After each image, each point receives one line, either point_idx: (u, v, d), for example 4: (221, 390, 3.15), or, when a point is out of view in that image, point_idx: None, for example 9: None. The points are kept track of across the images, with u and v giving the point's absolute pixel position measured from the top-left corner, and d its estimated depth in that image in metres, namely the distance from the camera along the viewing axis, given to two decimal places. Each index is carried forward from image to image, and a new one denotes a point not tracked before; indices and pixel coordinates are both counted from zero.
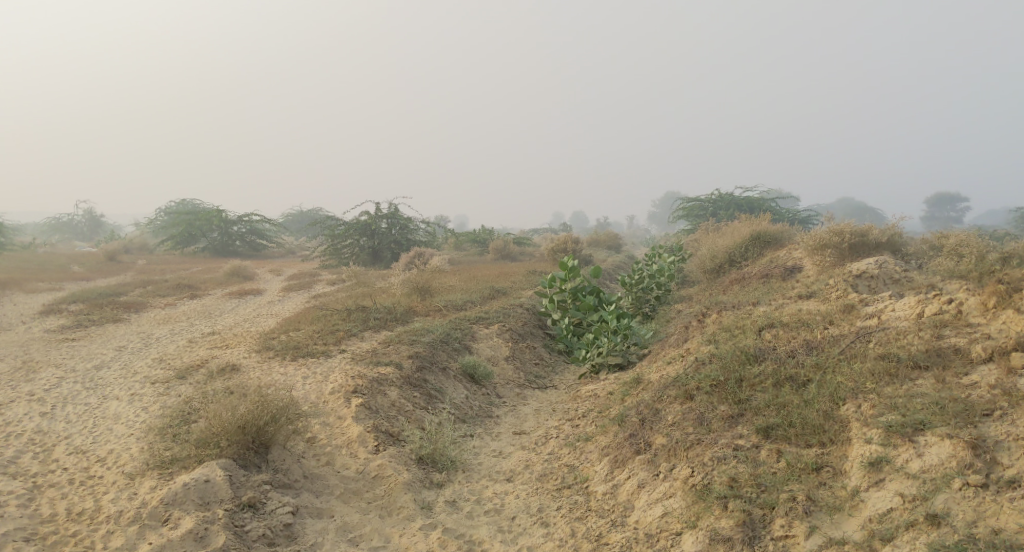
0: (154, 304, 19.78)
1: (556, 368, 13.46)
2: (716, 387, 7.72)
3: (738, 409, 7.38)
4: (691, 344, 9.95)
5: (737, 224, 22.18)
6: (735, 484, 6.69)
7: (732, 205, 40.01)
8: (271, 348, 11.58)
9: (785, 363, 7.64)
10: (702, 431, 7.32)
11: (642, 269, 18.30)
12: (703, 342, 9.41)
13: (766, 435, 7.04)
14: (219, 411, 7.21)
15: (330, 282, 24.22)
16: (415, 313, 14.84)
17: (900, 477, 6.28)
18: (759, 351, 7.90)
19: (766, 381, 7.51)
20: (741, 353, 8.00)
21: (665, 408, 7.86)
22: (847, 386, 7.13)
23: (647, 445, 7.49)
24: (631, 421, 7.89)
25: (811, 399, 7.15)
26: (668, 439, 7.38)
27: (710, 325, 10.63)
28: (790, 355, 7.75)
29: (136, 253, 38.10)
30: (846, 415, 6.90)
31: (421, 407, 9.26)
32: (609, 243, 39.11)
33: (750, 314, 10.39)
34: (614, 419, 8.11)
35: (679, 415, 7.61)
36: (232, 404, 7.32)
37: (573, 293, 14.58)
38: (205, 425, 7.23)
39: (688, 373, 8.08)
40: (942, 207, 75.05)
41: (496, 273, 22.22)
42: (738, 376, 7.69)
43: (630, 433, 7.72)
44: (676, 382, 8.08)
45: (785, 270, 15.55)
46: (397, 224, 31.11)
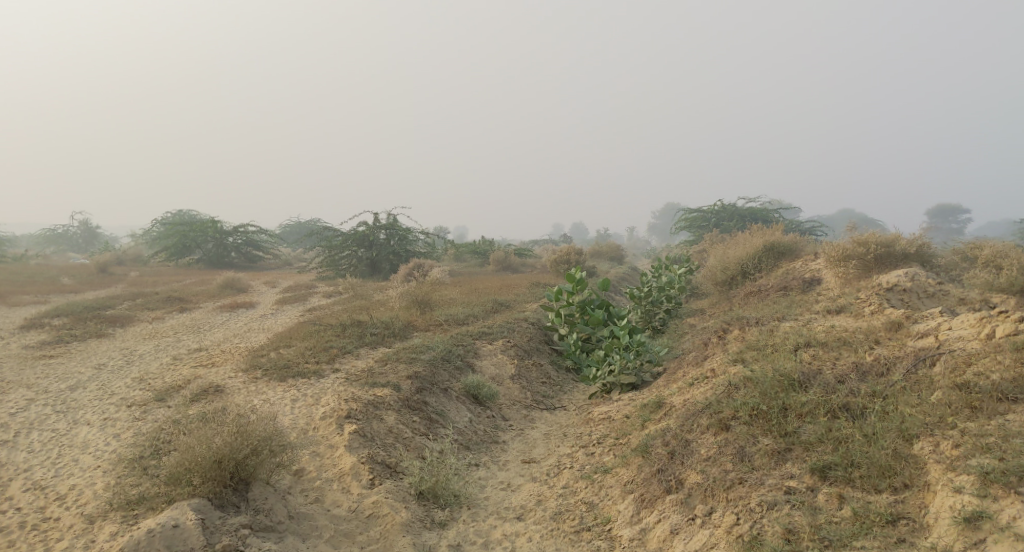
0: (142, 318, 18.97)
1: (565, 386, 12.68)
2: (757, 416, 6.95)
3: (785, 443, 6.64)
4: (715, 364, 9.17)
5: (747, 234, 21.46)
6: (794, 536, 5.99)
7: (736, 215, 39.33)
8: (259, 367, 10.78)
9: (835, 391, 6.88)
10: (744, 468, 6.58)
11: (650, 281, 17.54)
12: (731, 362, 8.63)
13: (823, 475, 6.31)
14: (193, 444, 6.42)
15: (327, 295, 23.43)
16: (415, 328, 14.04)
17: (1007, 539, 5.49)
18: (803, 376, 7.11)
19: (816, 411, 6.76)
20: (782, 377, 7.19)
21: (696, 439, 7.07)
22: (918, 420, 6.36)
23: (679, 484, 6.73)
24: (656, 453, 7.11)
25: (874, 435, 6.41)
26: (704, 478, 6.63)
27: (734, 343, 9.87)
28: (841, 381, 6.99)
29: (129, 265, 37.31)
30: (922, 456, 6.16)
31: (421, 434, 8.47)
32: (611, 254, 38.50)
33: (778, 331, 9.64)
34: (637, 449, 7.33)
35: (714, 449, 6.85)
36: (207, 435, 6.50)
37: (581, 307, 13.81)
38: (177, 459, 6.44)
39: (720, 399, 7.28)
40: (943, 218, 74.60)
41: (497, 285, 21.43)
42: (781, 403, 6.91)
43: (657, 468, 6.94)
44: (706, 409, 7.26)
45: (805, 283, 14.79)
46: (395, 235, 30.34)
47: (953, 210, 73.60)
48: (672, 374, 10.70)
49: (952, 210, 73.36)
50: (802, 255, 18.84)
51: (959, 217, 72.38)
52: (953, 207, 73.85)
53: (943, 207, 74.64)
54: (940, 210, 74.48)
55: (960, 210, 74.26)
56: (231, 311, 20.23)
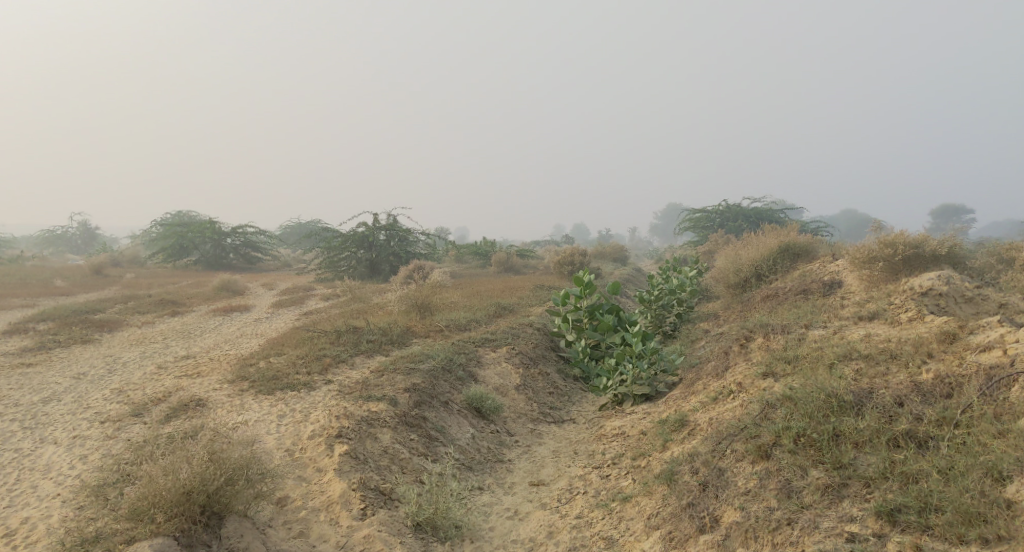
0: (132, 323, 18.19)
1: (573, 397, 11.92)
2: (802, 442, 6.32)
3: (840, 477, 6.02)
4: (740, 378, 8.44)
5: (761, 234, 20.72)
6: None
7: (741, 215, 38.52)
8: (245, 377, 10.02)
9: (894, 416, 6.22)
10: (793, 506, 5.98)
11: (661, 284, 16.77)
12: (759, 376, 7.91)
13: (892, 520, 5.71)
14: (158, 474, 5.69)
15: (325, 298, 22.69)
16: (414, 335, 13.27)
17: None
18: (855, 397, 6.42)
19: (875, 440, 6.12)
20: (827, 397, 6.51)
21: (731, 468, 6.43)
22: (1010, 457, 5.67)
23: (714, 522, 6.13)
24: (685, 484, 6.48)
25: (954, 470, 5.77)
26: (744, 517, 6.03)
27: (761, 356, 9.16)
28: (899, 403, 6.31)
29: (125, 267, 36.55)
30: (1015, 500, 5.50)
31: (420, 455, 7.72)
32: (614, 255, 37.76)
33: (808, 341, 8.91)
34: (662, 476, 6.70)
35: (755, 482, 6.23)
36: (173, 463, 5.79)
37: (589, 312, 13.05)
38: (140, 490, 5.72)
39: (756, 421, 6.64)
40: (946, 217, 73.92)
41: (500, 288, 20.63)
42: (831, 428, 6.28)
43: (689, 502, 6.33)
44: (742, 433, 6.63)
45: (826, 287, 14.04)
46: (395, 236, 29.58)
47: (956, 209, 72.96)
48: (691, 388, 9.95)
49: (955, 209, 72.77)
50: (819, 256, 18.09)
51: (962, 216, 71.71)
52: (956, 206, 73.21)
53: (946, 206, 73.93)
54: (944, 209, 73.78)
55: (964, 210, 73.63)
56: (224, 315, 19.46)
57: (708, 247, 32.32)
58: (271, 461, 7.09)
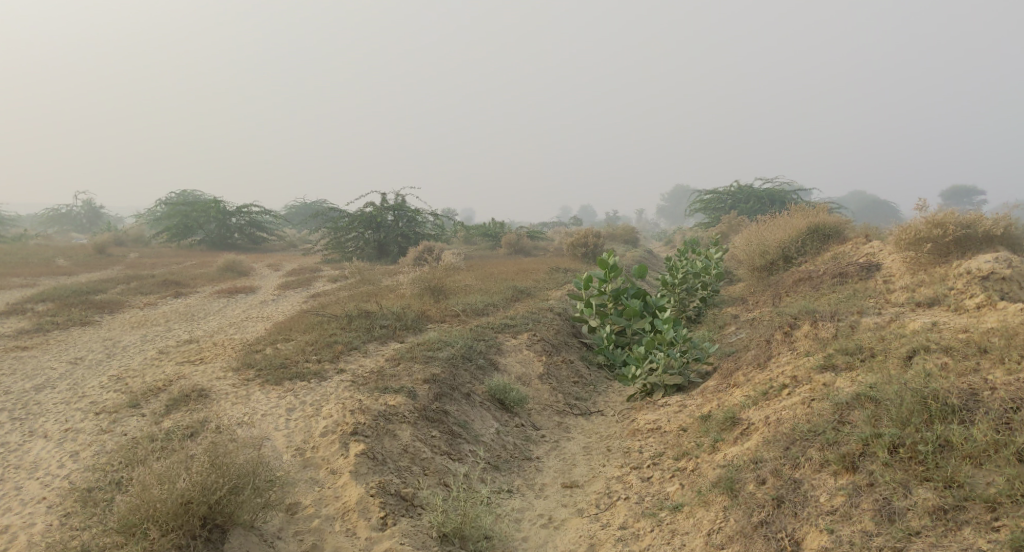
0: (134, 304, 17.49)
1: (598, 387, 11.20)
2: (900, 454, 5.76)
3: (955, 500, 5.45)
4: (794, 371, 7.75)
5: (787, 215, 19.98)
6: None
7: (753, 196, 37.70)
8: (251, 365, 9.31)
9: (1007, 423, 5.64)
10: (898, 532, 5.44)
11: (684, 266, 16.01)
12: (817, 370, 7.22)
13: None
14: (152, 483, 5.19)
15: (333, 280, 21.96)
16: (429, 320, 12.55)
17: None
18: (960, 402, 5.84)
19: (988, 452, 5.54)
20: (924, 401, 5.91)
21: (813, 482, 5.90)
22: None
23: (795, 545, 5.63)
24: (754, 498, 5.95)
25: None
26: (832, 541, 5.54)
27: (813, 349, 8.51)
28: (1013, 409, 5.71)
29: (129, 247, 35.84)
30: None
31: (442, 454, 7.03)
32: (625, 237, 37.02)
33: (864, 330, 8.23)
34: (720, 486, 6.21)
35: (844, 500, 5.71)
36: (169, 471, 5.29)
37: (614, 296, 12.33)
38: (130, 500, 5.21)
39: (837, 429, 6.08)
40: (958, 199, 72.77)
41: (514, 271, 19.86)
42: (936, 438, 5.71)
43: (762, 519, 5.82)
44: (821, 441, 6.08)
45: (864, 272, 13.28)
46: (404, 216, 28.82)
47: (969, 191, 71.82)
48: (732, 381, 9.24)
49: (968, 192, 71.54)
50: (849, 238, 17.31)
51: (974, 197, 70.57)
52: (969, 188, 72.05)
53: (958, 188, 72.73)
54: (955, 191, 72.65)
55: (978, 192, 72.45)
56: (229, 297, 18.74)
57: (722, 230, 31.58)
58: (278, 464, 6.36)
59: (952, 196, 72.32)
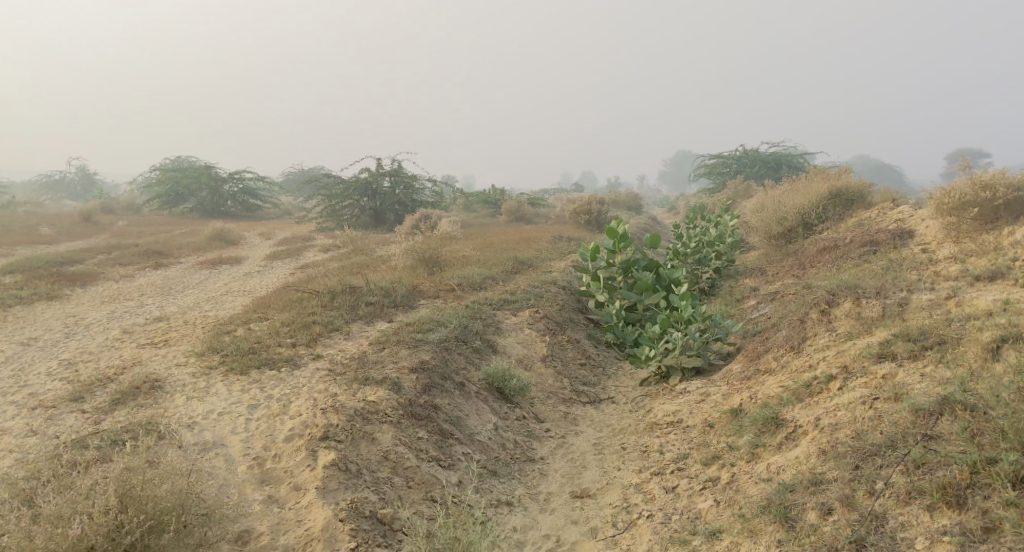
0: (109, 275, 16.31)
1: (607, 369, 10.12)
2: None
3: None
4: (843, 359, 6.68)
5: (805, 180, 18.81)
6: None
7: (760, 160, 36.42)
8: (217, 349, 8.19)
9: None
10: None
11: (696, 235, 14.84)
12: (872, 360, 6.13)
13: None
14: (41, 529, 4.46)
15: (324, 249, 20.79)
16: (422, 296, 11.42)
17: None
18: None
19: None
20: None
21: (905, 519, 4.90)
22: None
23: None
24: (807, 532, 5.05)
25: None
26: None
27: (860, 335, 7.47)
28: None
29: (119, 214, 34.56)
30: None
31: (430, 460, 5.96)
32: (629, 204, 35.85)
33: (920, 312, 7.18)
34: (770, 512, 5.26)
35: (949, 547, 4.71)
36: (62, 511, 4.55)
37: (624, 269, 11.23)
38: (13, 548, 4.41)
39: (933, 452, 5.06)
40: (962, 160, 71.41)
41: (515, 240, 18.66)
42: None
43: None
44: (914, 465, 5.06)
45: (896, 240, 12.13)
46: (401, 182, 27.62)
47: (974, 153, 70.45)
48: (762, 368, 8.14)
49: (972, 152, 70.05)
50: (875, 203, 16.13)
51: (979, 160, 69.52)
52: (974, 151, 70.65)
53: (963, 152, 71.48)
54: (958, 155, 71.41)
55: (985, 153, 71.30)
56: (212, 267, 17.56)
57: (729, 195, 30.38)
58: (220, 497, 5.11)
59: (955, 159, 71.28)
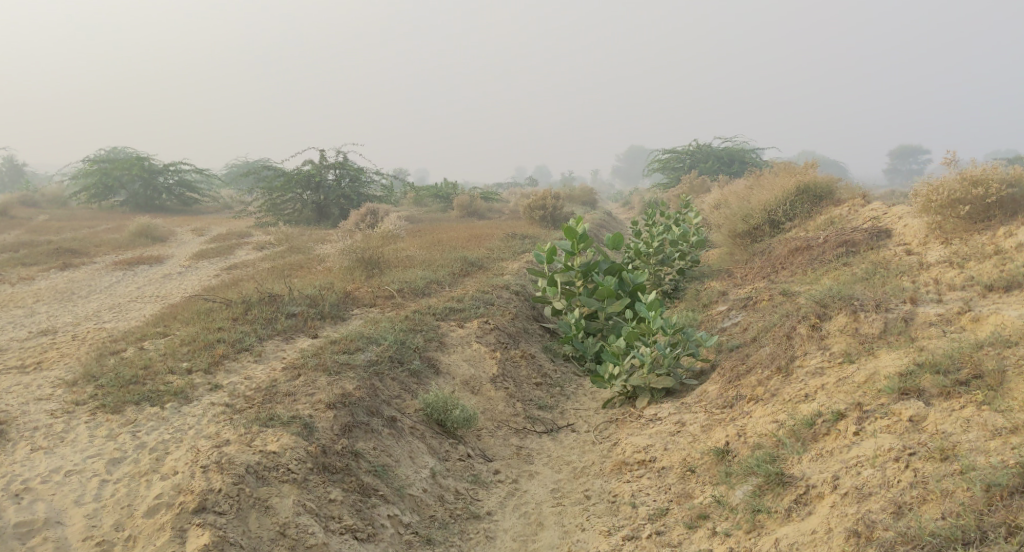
0: (8, 277, 14.49)
1: (565, 389, 8.91)
2: None
3: None
4: (849, 392, 5.58)
5: (770, 175, 17.83)
6: None
7: (713, 154, 35.66)
8: (94, 377, 6.73)
9: None
10: None
11: (659, 232, 13.70)
12: (900, 403, 5.19)
13: None
14: None
15: (258, 246, 19.15)
16: (355, 304, 10.04)
17: None
18: None
19: None
20: None
21: None
22: None
23: None
24: None
25: None
26: None
27: (861, 359, 6.40)
28: None
29: (43, 207, 32.16)
30: None
31: (342, 533, 4.96)
32: (583, 199, 34.76)
33: (932, 338, 6.14)
34: None
35: None
36: None
37: (584, 273, 10.02)
38: None
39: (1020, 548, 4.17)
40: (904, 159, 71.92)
41: (465, 237, 17.33)
42: None
43: None
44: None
45: (875, 241, 11.14)
46: (347, 175, 26.09)
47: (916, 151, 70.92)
48: (746, 395, 7.01)
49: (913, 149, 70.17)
50: (844, 199, 15.20)
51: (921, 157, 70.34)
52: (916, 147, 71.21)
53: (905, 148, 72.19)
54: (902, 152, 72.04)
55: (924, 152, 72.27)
56: (129, 269, 15.82)
57: (685, 190, 29.48)
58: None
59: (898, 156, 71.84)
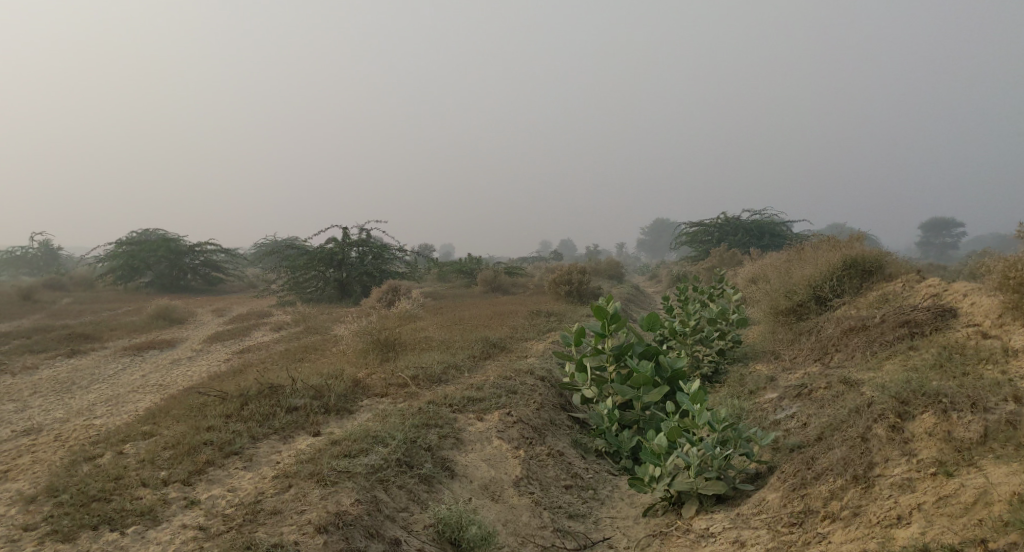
0: (11, 366, 13.76)
1: (599, 492, 7.73)
2: None
3: None
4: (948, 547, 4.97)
5: (811, 248, 16.81)
6: None
7: (741, 227, 34.72)
8: (55, 492, 5.81)
9: None
10: None
11: (696, 310, 12.65)
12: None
13: None
14: None
15: (275, 327, 18.40)
16: (367, 394, 9.08)
17: None
18: None
19: None
20: None
21: None
22: None
23: None
24: None
25: None
26: None
27: (961, 483, 5.37)
28: None
29: (66, 289, 31.84)
30: None
31: None
32: (610, 272, 33.83)
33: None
34: None
35: None
36: None
37: (616, 356, 8.99)
38: None
39: None
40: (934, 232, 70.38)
41: (489, 315, 16.40)
42: None
43: None
44: None
45: (942, 320, 10.04)
46: (370, 252, 25.52)
47: (947, 222, 69.46)
48: (819, 512, 5.92)
49: (945, 220, 68.61)
50: (896, 274, 14.10)
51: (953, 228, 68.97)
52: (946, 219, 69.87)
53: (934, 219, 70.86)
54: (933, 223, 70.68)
55: (956, 224, 70.93)
56: (137, 354, 15.04)
57: (715, 264, 28.46)
58: None
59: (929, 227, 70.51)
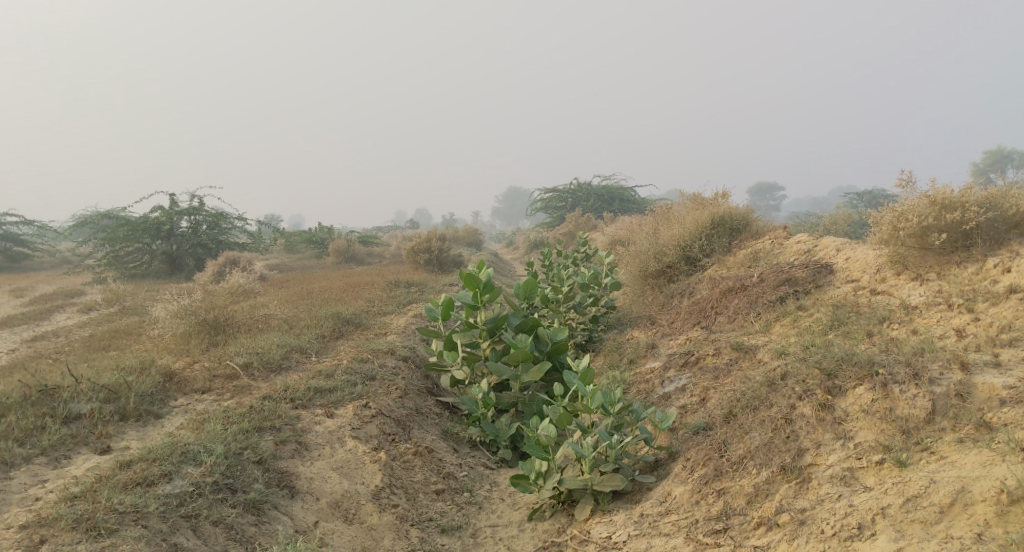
0: None
1: (476, 495, 6.42)
2: None
3: None
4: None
5: (676, 208, 16.13)
6: None
7: (593, 192, 34.32)
8: None
9: None
10: None
11: (568, 274, 11.51)
12: None
13: None
14: None
15: (85, 309, 15.82)
16: (182, 391, 7.31)
17: None
18: None
19: None
20: None
21: None
22: None
23: None
24: None
25: None
26: None
27: (923, 478, 4.54)
28: None
29: None
30: None
31: None
32: (467, 239, 32.51)
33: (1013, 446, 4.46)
34: None
35: None
36: None
37: (490, 332, 7.67)
38: None
39: None
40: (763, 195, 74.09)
41: (340, 287, 14.67)
42: None
43: None
44: None
45: (826, 275, 9.41)
46: (204, 221, 22.90)
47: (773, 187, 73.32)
48: (747, 516, 4.87)
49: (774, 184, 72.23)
50: (763, 232, 13.55)
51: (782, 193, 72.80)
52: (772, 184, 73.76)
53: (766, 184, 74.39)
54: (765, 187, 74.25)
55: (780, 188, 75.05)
56: None
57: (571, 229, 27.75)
58: None
59: (760, 192, 74.05)
